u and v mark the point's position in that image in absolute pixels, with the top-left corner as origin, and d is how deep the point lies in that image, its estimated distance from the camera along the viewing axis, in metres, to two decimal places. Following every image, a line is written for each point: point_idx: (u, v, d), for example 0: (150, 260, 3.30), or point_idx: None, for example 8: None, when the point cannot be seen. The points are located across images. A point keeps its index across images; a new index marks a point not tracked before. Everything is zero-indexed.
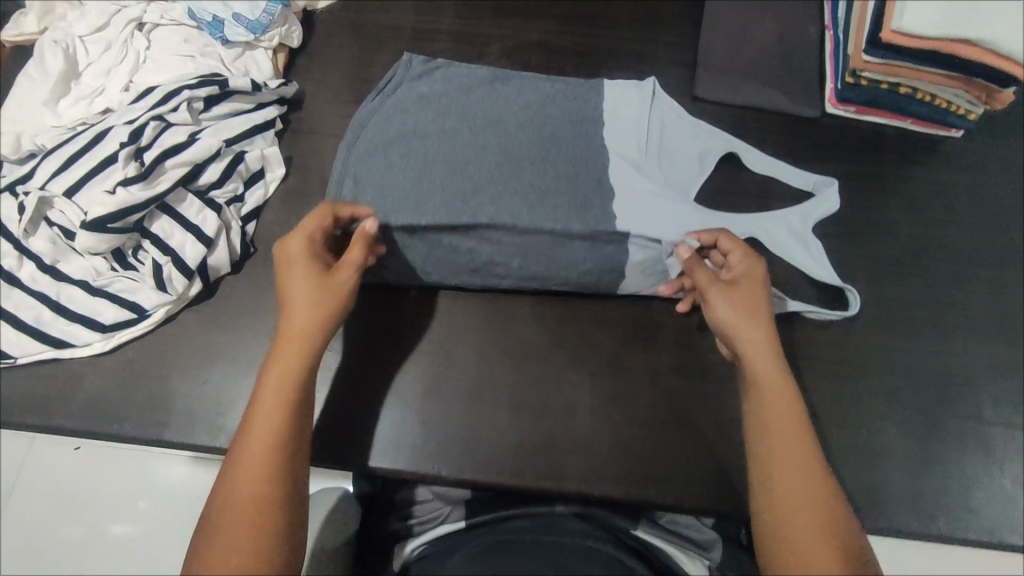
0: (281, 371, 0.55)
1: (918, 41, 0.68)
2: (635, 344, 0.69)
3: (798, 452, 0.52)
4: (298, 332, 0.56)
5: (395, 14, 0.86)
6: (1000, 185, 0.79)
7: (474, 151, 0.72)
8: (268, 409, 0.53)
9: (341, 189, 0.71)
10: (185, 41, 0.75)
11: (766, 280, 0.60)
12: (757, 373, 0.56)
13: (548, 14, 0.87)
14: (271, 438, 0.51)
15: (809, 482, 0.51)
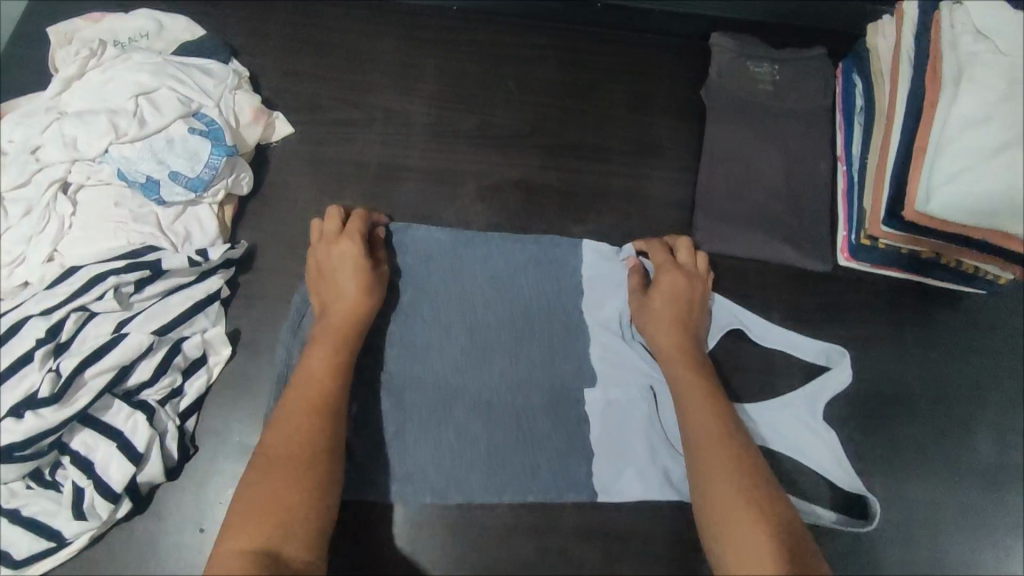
0: (305, 387, 0.58)
1: (944, 224, 0.61)
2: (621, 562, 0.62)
3: (733, 459, 0.56)
4: (321, 360, 0.60)
5: (358, 146, 0.78)
6: (1017, 352, 0.74)
7: (436, 337, 0.67)
8: (297, 426, 0.56)
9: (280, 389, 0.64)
10: (116, 204, 0.66)
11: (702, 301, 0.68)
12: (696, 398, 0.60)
13: (529, 146, 0.79)
14: (299, 447, 0.55)
15: (734, 483, 0.55)
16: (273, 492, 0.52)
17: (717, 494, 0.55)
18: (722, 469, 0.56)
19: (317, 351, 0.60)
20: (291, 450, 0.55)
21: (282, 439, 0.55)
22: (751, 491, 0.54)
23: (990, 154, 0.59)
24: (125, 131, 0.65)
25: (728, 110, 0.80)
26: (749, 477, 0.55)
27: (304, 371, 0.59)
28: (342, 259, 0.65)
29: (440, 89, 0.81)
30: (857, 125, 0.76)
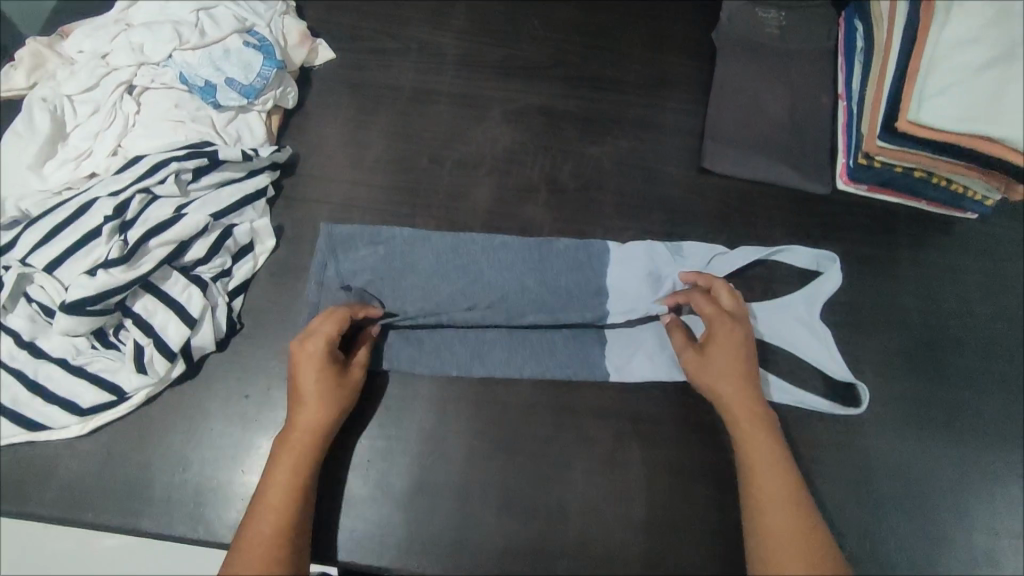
0: (292, 445, 0.59)
1: (935, 133, 0.66)
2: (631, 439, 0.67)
3: (779, 463, 0.59)
4: (308, 408, 0.60)
5: (394, 72, 0.84)
6: (1015, 271, 0.77)
7: (468, 236, 0.74)
8: (287, 482, 0.57)
9: (326, 273, 0.71)
10: (176, 105, 0.73)
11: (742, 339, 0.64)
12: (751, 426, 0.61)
13: (551, 77, 0.85)
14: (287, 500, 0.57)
15: (780, 485, 0.58)
16: (268, 540, 0.54)
17: (766, 495, 0.58)
18: (771, 473, 0.59)
19: (299, 399, 0.61)
20: (280, 505, 0.56)
21: (276, 482, 0.57)
22: (794, 496, 0.58)
23: (976, 74, 0.64)
24: (188, 40, 0.73)
25: (737, 48, 0.86)
26: (791, 482, 0.59)
27: (294, 417, 0.60)
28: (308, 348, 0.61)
29: (469, 24, 0.87)
30: (857, 62, 0.82)
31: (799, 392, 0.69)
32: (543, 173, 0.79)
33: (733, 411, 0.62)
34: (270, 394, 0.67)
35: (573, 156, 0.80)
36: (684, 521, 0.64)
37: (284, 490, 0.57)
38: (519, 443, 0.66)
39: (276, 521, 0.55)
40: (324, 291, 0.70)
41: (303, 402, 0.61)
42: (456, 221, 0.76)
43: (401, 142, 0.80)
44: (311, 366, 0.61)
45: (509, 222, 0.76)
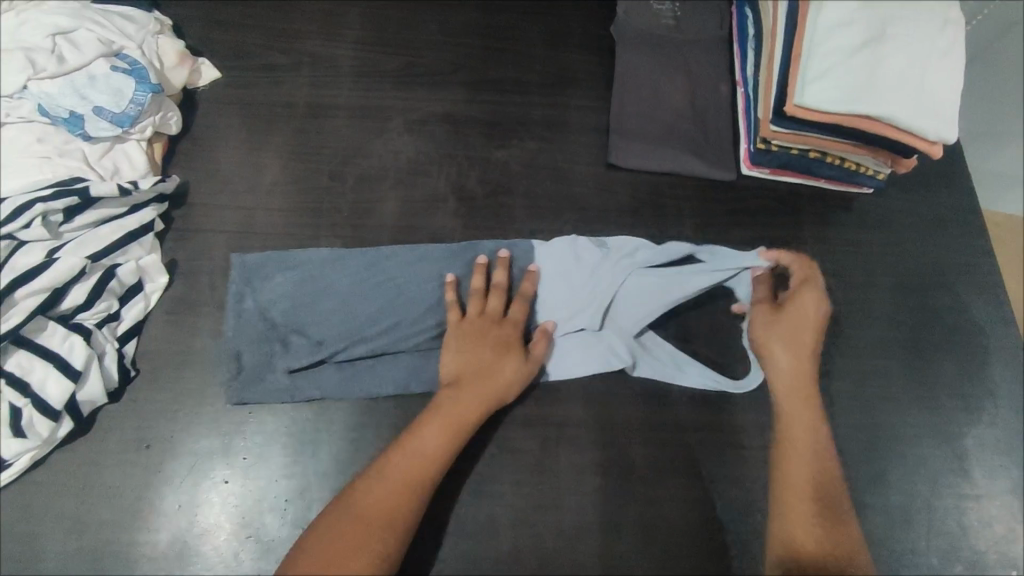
0: (457, 416, 0.61)
1: (822, 115, 0.67)
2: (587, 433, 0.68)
3: (807, 452, 0.64)
4: (468, 389, 0.63)
5: (287, 88, 0.80)
6: (911, 240, 0.80)
7: (390, 250, 0.71)
8: (424, 458, 0.59)
9: (243, 307, 0.68)
10: (39, 140, 0.66)
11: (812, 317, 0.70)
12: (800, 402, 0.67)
13: (453, 82, 0.83)
14: (416, 478, 0.58)
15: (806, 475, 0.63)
16: (372, 515, 0.56)
17: (792, 480, 0.63)
18: (797, 465, 0.64)
19: (459, 377, 0.64)
20: (407, 482, 0.58)
21: (416, 460, 0.59)
22: (822, 486, 0.62)
23: (854, 52, 0.66)
24: (43, 67, 0.66)
25: (635, 42, 0.86)
26: (827, 465, 0.64)
27: (456, 396, 0.62)
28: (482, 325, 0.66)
29: (363, 33, 0.84)
30: (749, 48, 0.83)
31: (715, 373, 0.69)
32: (451, 182, 0.77)
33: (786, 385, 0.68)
34: (173, 442, 0.63)
35: (481, 162, 0.79)
36: (616, 522, 0.64)
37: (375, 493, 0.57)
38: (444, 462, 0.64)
39: (392, 497, 0.57)
40: (243, 326, 0.67)
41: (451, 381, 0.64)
42: (363, 240, 0.73)
43: (299, 161, 0.77)
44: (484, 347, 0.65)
45: (418, 235, 0.74)
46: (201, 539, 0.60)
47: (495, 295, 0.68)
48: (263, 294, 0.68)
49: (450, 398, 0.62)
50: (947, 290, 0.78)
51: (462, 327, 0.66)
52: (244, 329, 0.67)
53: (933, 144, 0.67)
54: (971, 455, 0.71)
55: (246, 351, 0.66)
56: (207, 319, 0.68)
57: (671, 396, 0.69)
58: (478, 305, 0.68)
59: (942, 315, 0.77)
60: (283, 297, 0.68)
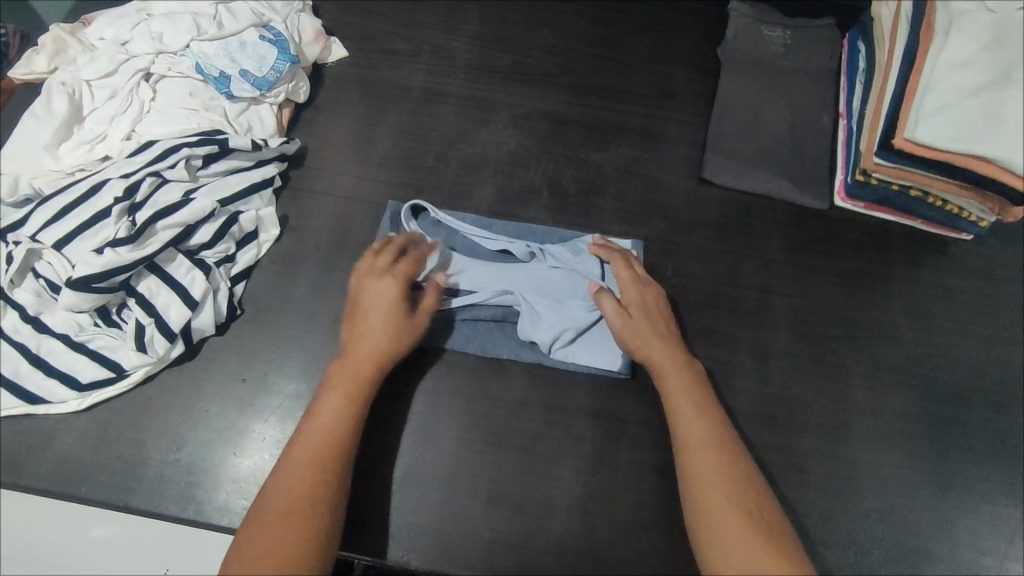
0: (333, 401, 0.60)
1: (930, 150, 0.67)
2: (748, 496, 0.56)
3: (729, 475, 0.57)
4: (696, 422, 0.60)
5: (404, 73, 0.86)
6: (1008, 293, 0.77)
7: (520, 229, 0.76)
8: (322, 441, 0.58)
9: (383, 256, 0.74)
10: (191, 94, 0.75)
11: (660, 321, 0.67)
12: (686, 423, 0.61)
13: (558, 83, 0.87)
14: (322, 457, 0.57)
15: (737, 506, 0.55)
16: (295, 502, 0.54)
17: (723, 519, 0.55)
18: (719, 498, 0.56)
19: (673, 390, 0.63)
20: (312, 460, 0.56)
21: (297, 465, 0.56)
22: (750, 509, 0.55)
23: (978, 88, 0.65)
24: (206, 31, 0.75)
25: (742, 64, 0.88)
26: (745, 498, 0.56)
27: (348, 366, 0.62)
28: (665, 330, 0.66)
29: (480, 29, 0.89)
30: (858, 81, 0.83)
31: (609, 359, 0.70)
32: (545, 176, 0.81)
33: (659, 372, 0.64)
34: (266, 378, 0.68)
35: (577, 161, 0.82)
36: (671, 524, 0.64)
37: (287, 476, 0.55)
38: (509, 438, 0.67)
39: (302, 482, 0.55)
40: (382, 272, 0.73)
41: (682, 404, 0.62)
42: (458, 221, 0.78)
43: (408, 139, 0.82)
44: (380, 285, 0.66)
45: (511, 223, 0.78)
46: None
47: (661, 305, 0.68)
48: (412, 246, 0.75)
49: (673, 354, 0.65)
50: None
51: (658, 329, 0.66)
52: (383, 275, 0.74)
53: None
54: None
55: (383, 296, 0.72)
56: (309, 272, 0.74)
57: (736, 411, 0.70)
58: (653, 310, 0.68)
59: None
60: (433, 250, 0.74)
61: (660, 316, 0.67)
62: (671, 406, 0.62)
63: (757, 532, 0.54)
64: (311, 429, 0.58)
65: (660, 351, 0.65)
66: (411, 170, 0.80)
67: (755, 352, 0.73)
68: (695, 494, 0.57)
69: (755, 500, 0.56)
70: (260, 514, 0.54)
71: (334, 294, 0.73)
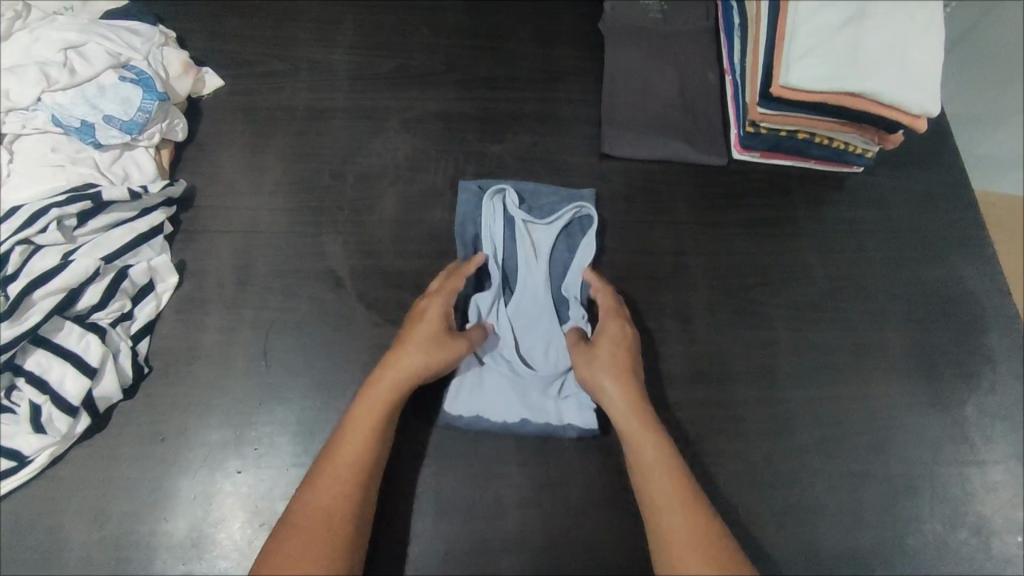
0: (365, 418, 0.60)
1: (806, 95, 0.69)
2: (708, 530, 0.55)
3: (692, 522, 0.55)
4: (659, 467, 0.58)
5: (287, 94, 0.83)
6: (902, 217, 0.81)
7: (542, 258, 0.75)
8: (351, 458, 0.58)
9: (300, 285, 0.72)
10: (53, 149, 0.69)
11: (629, 351, 0.65)
12: (650, 448, 0.59)
13: (447, 82, 0.86)
14: (353, 474, 0.57)
15: (699, 539, 0.54)
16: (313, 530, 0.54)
17: (681, 545, 0.54)
18: (678, 527, 0.55)
19: (634, 425, 0.60)
20: (348, 475, 0.57)
21: (321, 486, 0.56)
22: (708, 534, 0.55)
23: (838, 28, 0.68)
24: (57, 80, 0.69)
25: (625, 34, 0.88)
26: (702, 525, 0.55)
27: (379, 383, 0.61)
28: (627, 364, 0.64)
29: (359, 39, 0.88)
30: (735, 37, 0.85)
31: (514, 419, 0.67)
32: (448, 176, 0.79)
33: (618, 409, 0.62)
34: (186, 433, 0.65)
35: (477, 157, 0.81)
36: (620, 498, 0.65)
37: (316, 499, 0.56)
38: (450, 445, 0.66)
39: (333, 498, 0.56)
40: (302, 295, 0.72)
41: (647, 446, 0.59)
42: (365, 236, 0.76)
43: (301, 161, 0.79)
44: (423, 331, 0.63)
45: (418, 228, 0.76)
46: (217, 526, 0.62)
47: (623, 339, 0.66)
48: (323, 269, 0.73)
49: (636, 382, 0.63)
50: (940, 261, 0.79)
51: (619, 359, 0.64)
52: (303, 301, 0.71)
53: (918, 117, 0.69)
54: (970, 422, 0.71)
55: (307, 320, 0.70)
56: (216, 315, 0.70)
57: (669, 375, 0.71)
58: (618, 346, 0.65)
59: (936, 286, 0.77)
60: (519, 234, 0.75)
61: (622, 347, 0.65)
62: (633, 441, 0.60)
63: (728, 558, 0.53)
64: (336, 449, 0.58)
65: (624, 383, 0.62)
66: (309, 193, 0.77)
67: (679, 315, 0.74)
68: (657, 528, 0.56)
69: (714, 531, 0.55)
70: (289, 540, 0.53)
71: (246, 334, 0.69)
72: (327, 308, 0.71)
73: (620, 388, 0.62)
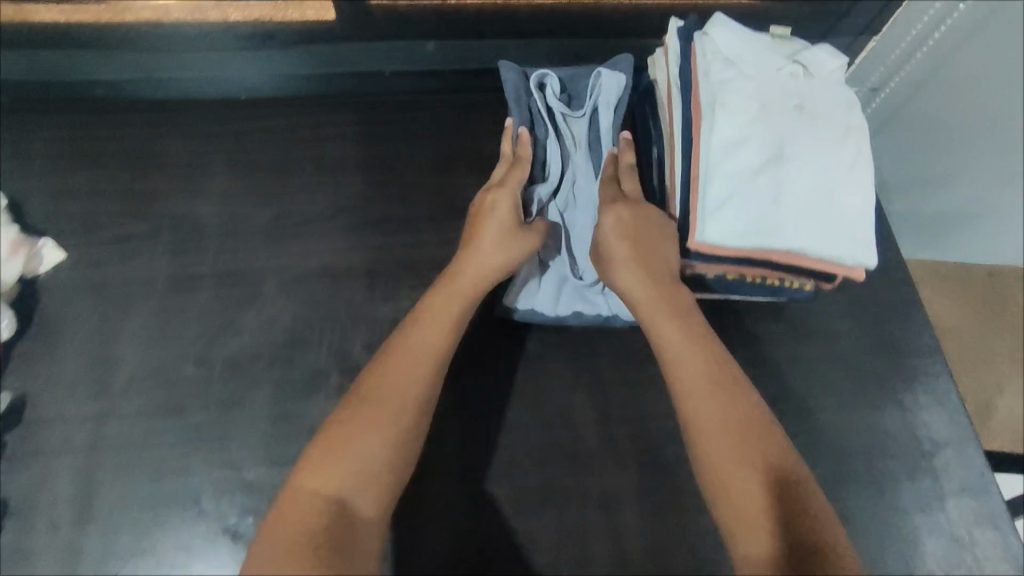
0: (397, 366, 0.57)
1: (728, 248, 0.60)
2: (773, 476, 0.51)
3: (753, 467, 0.52)
4: (731, 431, 0.53)
5: (144, 264, 0.72)
6: (849, 349, 0.73)
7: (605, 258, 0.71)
8: (361, 433, 0.53)
9: (154, 512, 0.61)
10: None
11: (668, 287, 0.61)
12: (684, 347, 0.58)
13: (334, 228, 0.75)
14: (376, 421, 0.54)
15: (755, 491, 0.51)
16: (336, 492, 0.50)
17: (734, 485, 0.51)
18: (728, 465, 0.52)
19: (660, 325, 0.59)
20: (366, 428, 0.53)
21: (328, 459, 0.51)
22: (774, 487, 0.51)
23: (756, 171, 0.60)
24: None
25: None
26: (767, 475, 0.51)
27: (431, 313, 0.60)
28: (672, 304, 0.60)
29: (233, 185, 0.77)
30: (652, 151, 0.75)
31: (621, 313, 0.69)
32: (335, 350, 0.69)
33: (650, 319, 0.60)
34: None
35: (369, 320, 0.70)
36: None
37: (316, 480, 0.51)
38: None
39: (331, 465, 0.51)
40: (158, 527, 0.60)
41: (684, 373, 0.57)
42: (234, 438, 0.64)
43: (160, 347, 0.68)
44: (488, 241, 0.64)
45: (296, 422, 0.65)
46: None
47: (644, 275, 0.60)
48: (184, 488, 0.62)
49: (683, 327, 0.59)
50: (894, 404, 0.71)
51: (652, 281, 0.60)
52: (160, 533, 0.60)
53: (857, 266, 0.60)
54: None
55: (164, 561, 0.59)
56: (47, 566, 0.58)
57: None
58: (644, 260, 0.61)
59: (893, 432, 0.69)
60: (556, 136, 0.71)
61: (669, 301, 0.60)
62: (656, 330, 0.60)
63: (797, 518, 0.49)
64: (350, 426, 0.53)
65: (666, 327, 0.59)
66: (167, 388, 0.66)
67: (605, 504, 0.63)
68: (710, 477, 0.53)
69: (784, 480, 0.51)
70: (295, 508, 0.49)
71: None
72: (189, 540, 0.60)
73: (646, 304, 0.60)
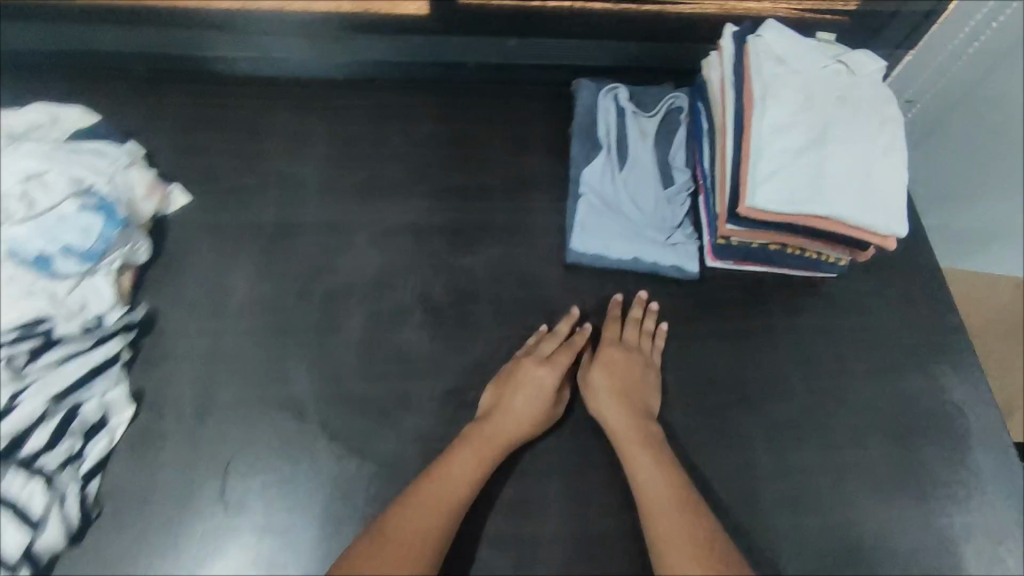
0: (521, 406, 0.69)
1: (773, 215, 0.69)
2: (708, 543, 0.60)
3: (691, 531, 0.60)
4: (666, 498, 0.63)
5: (255, 211, 0.83)
6: (880, 323, 0.80)
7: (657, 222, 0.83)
8: (477, 455, 0.65)
9: (260, 415, 0.70)
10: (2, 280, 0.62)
11: (637, 376, 0.72)
12: (635, 439, 0.67)
13: (418, 192, 0.85)
14: (484, 455, 0.65)
15: (693, 552, 0.59)
16: (443, 502, 0.62)
17: (674, 550, 0.59)
18: (675, 529, 0.61)
19: (613, 415, 0.69)
20: (477, 458, 0.65)
21: (440, 477, 0.64)
22: (710, 552, 0.59)
23: (801, 151, 0.69)
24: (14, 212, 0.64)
25: None
26: (703, 544, 0.59)
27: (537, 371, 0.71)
28: (631, 394, 0.70)
29: (331, 150, 0.88)
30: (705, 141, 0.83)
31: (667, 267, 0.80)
32: (417, 292, 0.78)
33: (614, 427, 0.69)
34: None
35: (448, 270, 0.80)
36: None
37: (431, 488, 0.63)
38: None
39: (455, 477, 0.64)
40: (263, 427, 0.70)
41: (637, 455, 0.66)
42: (330, 359, 0.73)
43: (266, 280, 0.78)
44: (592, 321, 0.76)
45: (384, 350, 0.74)
46: None
47: (635, 359, 0.73)
48: (286, 397, 0.71)
49: (638, 417, 0.69)
50: (922, 374, 0.77)
51: (620, 380, 0.71)
52: (264, 432, 0.69)
53: (887, 236, 0.69)
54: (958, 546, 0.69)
55: (268, 455, 0.69)
56: (172, 451, 0.68)
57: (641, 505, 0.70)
58: (616, 372, 0.71)
59: (920, 398, 0.75)
60: (626, 129, 0.85)
61: (633, 384, 0.71)
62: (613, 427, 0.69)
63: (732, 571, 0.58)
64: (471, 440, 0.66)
65: (622, 413, 0.69)
66: (273, 315, 0.76)
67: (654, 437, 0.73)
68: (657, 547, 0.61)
69: (716, 544, 0.60)
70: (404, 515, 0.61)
71: (204, 471, 0.68)
72: (289, 440, 0.69)
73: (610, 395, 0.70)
